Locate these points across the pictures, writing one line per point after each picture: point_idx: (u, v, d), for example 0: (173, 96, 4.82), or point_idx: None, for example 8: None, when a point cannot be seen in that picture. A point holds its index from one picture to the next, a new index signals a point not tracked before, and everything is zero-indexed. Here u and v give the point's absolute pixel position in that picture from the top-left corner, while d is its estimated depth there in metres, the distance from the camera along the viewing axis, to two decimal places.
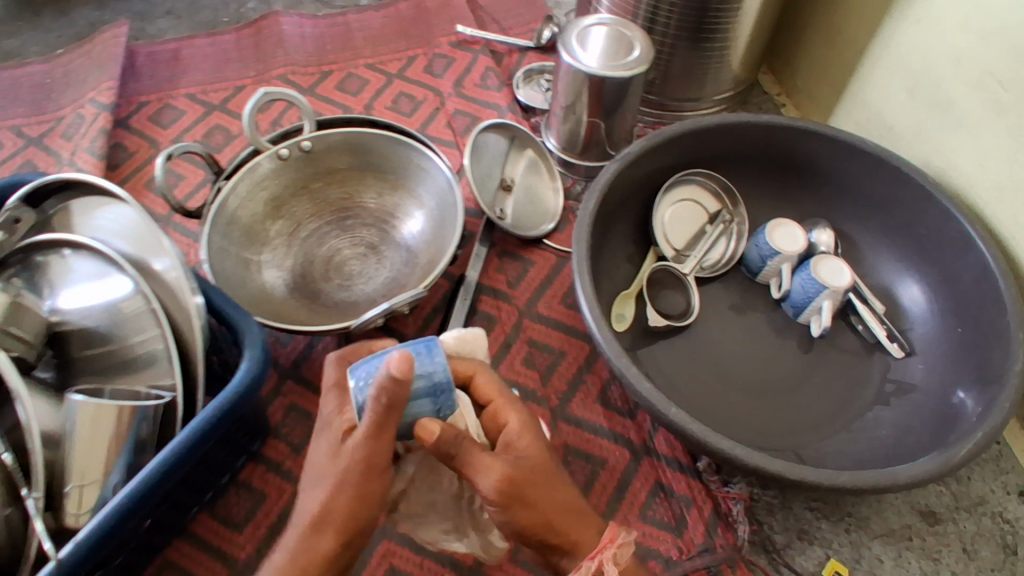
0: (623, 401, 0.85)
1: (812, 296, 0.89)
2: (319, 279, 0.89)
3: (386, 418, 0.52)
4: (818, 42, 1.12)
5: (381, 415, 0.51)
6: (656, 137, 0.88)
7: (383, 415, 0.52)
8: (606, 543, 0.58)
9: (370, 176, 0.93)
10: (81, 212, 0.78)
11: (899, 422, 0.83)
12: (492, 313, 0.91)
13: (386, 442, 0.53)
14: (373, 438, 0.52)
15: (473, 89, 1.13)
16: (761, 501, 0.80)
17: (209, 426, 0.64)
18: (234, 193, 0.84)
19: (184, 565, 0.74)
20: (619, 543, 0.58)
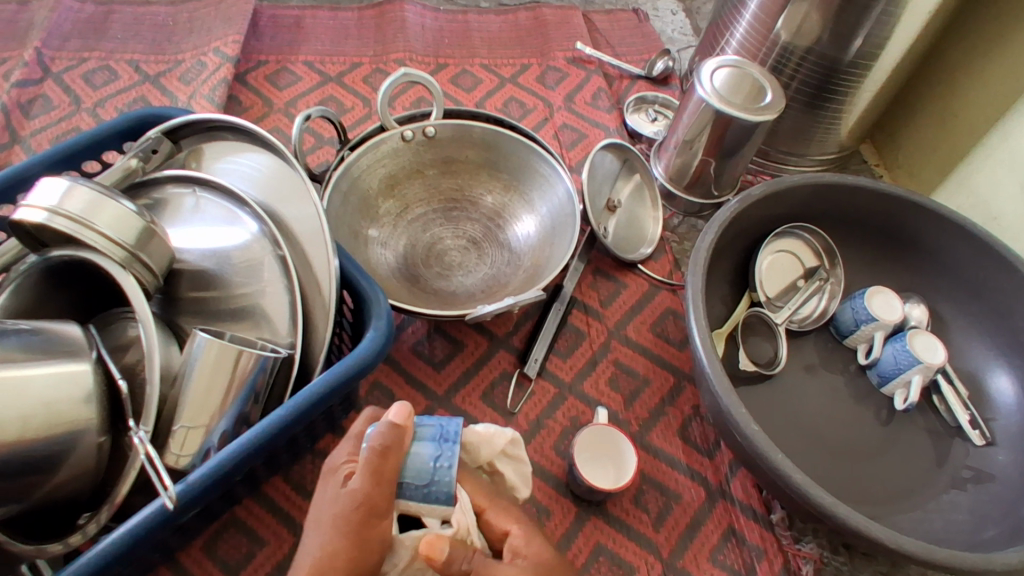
0: (702, 439, 0.85)
1: (903, 368, 0.89)
2: (420, 264, 0.89)
3: (383, 461, 0.52)
4: (929, 123, 1.14)
5: (380, 458, 0.52)
6: (775, 185, 0.90)
7: (383, 461, 0.52)
8: None
9: (485, 173, 0.94)
10: (213, 156, 0.81)
11: (975, 508, 0.82)
12: (581, 327, 0.91)
13: (386, 489, 0.52)
14: (372, 480, 0.52)
15: (583, 106, 1.14)
16: (831, 565, 0.78)
17: (333, 389, 0.63)
18: (356, 165, 0.85)
19: (251, 524, 0.73)
20: None
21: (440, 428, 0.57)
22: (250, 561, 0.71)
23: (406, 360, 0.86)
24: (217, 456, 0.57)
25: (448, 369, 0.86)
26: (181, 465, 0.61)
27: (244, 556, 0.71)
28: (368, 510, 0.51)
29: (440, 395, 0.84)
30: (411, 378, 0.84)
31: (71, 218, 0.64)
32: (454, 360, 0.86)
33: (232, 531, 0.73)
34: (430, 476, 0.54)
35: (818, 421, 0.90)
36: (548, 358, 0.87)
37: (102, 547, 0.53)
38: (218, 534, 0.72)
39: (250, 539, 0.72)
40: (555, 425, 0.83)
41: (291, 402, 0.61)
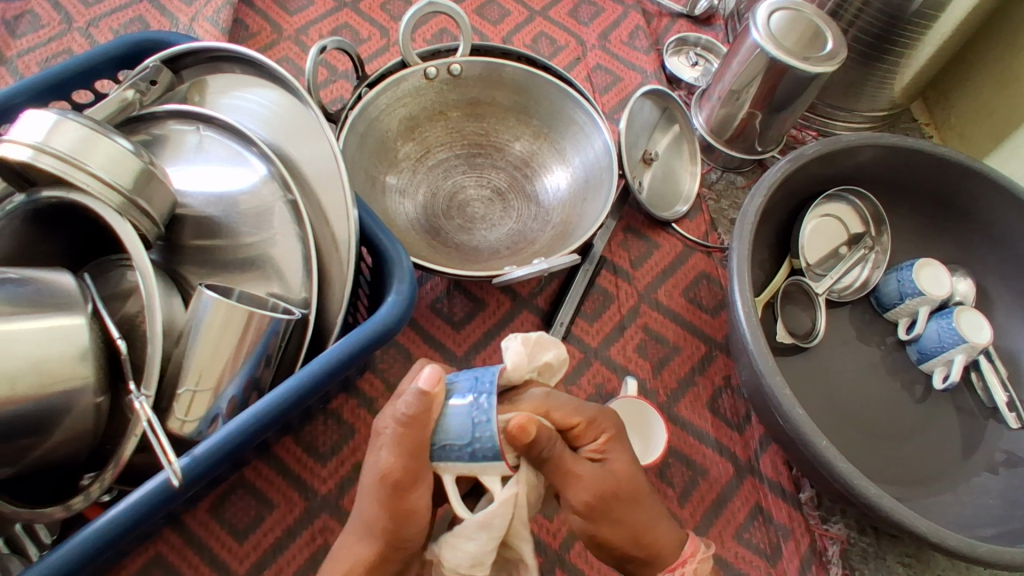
0: (732, 412, 0.81)
1: (946, 347, 0.84)
2: (441, 214, 0.83)
3: (408, 430, 0.48)
4: (988, 80, 1.05)
5: (404, 428, 0.48)
6: (830, 145, 0.83)
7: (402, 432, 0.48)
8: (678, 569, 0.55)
9: (513, 117, 0.86)
10: (217, 89, 0.73)
11: (1008, 494, 0.77)
12: (609, 289, 0.86)
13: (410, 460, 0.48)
14: (394, 452, 0.48)
15: (618, 46, 1.05)
16: (858, 546, 0.75)
17: (350, 357, 0.59)
18: (374, 104, 0.78)
19: (260, 487, 0.71)
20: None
21: (474, 380, 0.51)
22: (259, 525, 0.69)
23: (423, 318, 0.81)
24: (225, 427, 0.54)
25: (467, 330, 0.81)
26: (186, 431, 0.59)
27: (252, 520, 0.69)
28: (391, 484, 0.48)
29: (459, 356, 0.79)
30: (430, 338, 0.80)
31: (58, 157, 0.58)
32: (474, 320, 0.82)
33: (240, 493, 0.70)
34: (471, 433, 0.48)
35: (852, 397, 0.86)
36: (574, 321, 0.82)
37: (106, 519, 0.52)
38: (225, 496, 0.70)
39: (259, 502, 0.70)
40: (580, 392, 0.79)
41: (305, 368, 0.57)
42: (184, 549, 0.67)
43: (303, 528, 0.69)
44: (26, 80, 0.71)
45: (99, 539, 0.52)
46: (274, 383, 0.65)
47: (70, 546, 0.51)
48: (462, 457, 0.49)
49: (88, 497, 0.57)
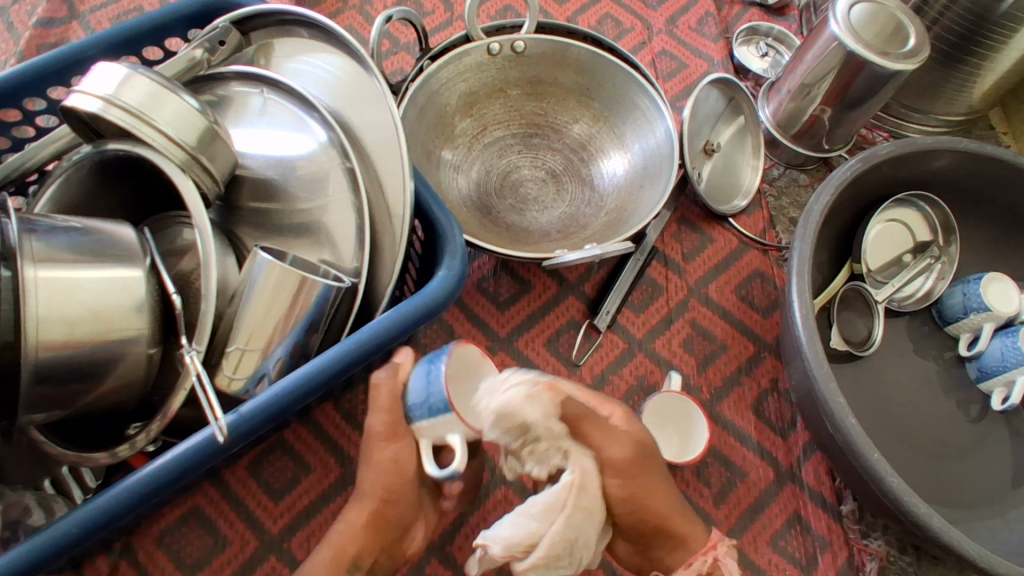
0: (777, 417, 0.78)
1: (1009, 366, 0.80)
2: (493, 193, 0.82)
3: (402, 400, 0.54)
4: None
5: None
6: (905, 147, 0.79)
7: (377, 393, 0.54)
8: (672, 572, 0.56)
9: (574, 99, 0.85)
10: (283, 53, 0.74)
11: None
12: (659, 281, 0.84)
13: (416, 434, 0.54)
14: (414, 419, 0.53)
15: (686, 31, 1.02)
16: (898, 564, 0.73)
17: (398, 330, 0.59)
18: (435, 77, 0.77)
19: (299, 450, 0.71)
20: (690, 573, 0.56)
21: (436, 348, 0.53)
22: (296, 486, 0.70)
23: (469, 296, 0.80)
24: (273, 388, 0.54)
25: (511, 311, 0.80)
26: (233, 389, 0.60)
27: (290, 480, 0.70)
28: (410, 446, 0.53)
29: (501, 336, 0.79)
30: (474, 317, 0.79)
31: (126, 110, 0.60)
32: (519, 302, 0.81)
33: (278, 453, 0.71)
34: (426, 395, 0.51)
35: (905, 411, 0.83)
36: (620, 311, 0.81)
37: (152, 468, 0.53)
38: (264, 455, 0.71)
39: (297, 465, 0.70)
40: (620, 382, 0.78)
41: (353, 337, 0.57)
42: (221, 502, 0.69)
43: (337, 493, 0.70)
44: (99, 33, 0.73)
45: (144, 486, 0.53)
46: (320, 348, 0.66)
47: (118, 491, 0.53)
48: (423, 416, 0.52)
49: (134, 445, 0.59)
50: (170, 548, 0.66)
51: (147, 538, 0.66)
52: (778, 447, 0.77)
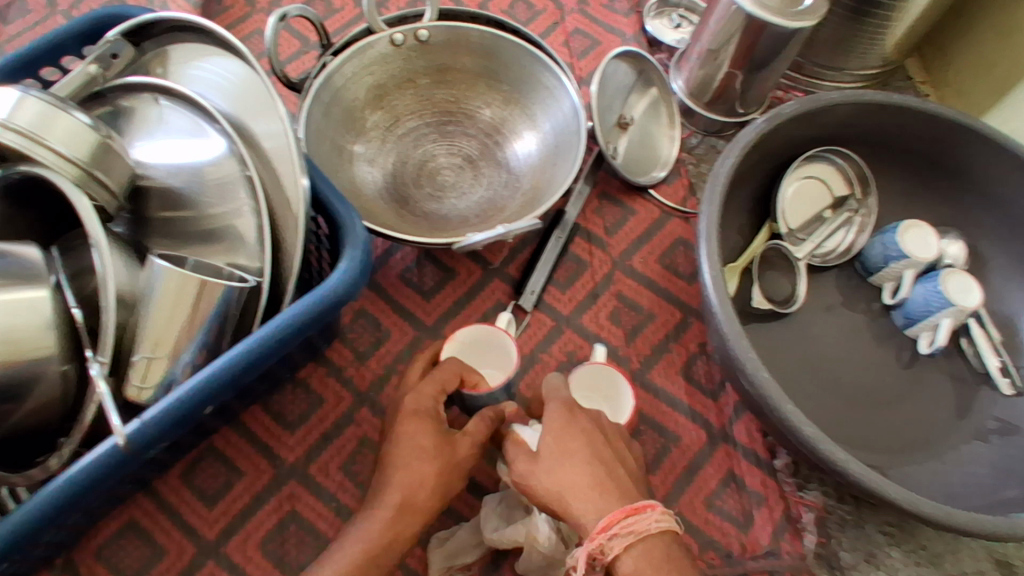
0: (707, 379, 0.79)
1: (933, 310, 0.81)
2: (410, 183, 0.82)
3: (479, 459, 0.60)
4: (987, 35, 0.99)
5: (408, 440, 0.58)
6: (809, 104, 0.80)
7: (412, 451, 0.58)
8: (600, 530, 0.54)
9: (483, 82, 0.85)
10: (179, 60, 0.72)
11: (997, 462, 0.76)
12: (583, 257, 0.84)
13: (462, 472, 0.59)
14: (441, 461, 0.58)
15: (597, 9, 1.03)
16: (835, 514, 0.74)
17: (303, 325, 0.58)
18: (340, 73, 0.76)
19: (228, 455, 0.70)
20: (612, 531, 0.53)
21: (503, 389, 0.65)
22: (228, 492, 0.68)
23: (393, 288, 0.79)
24: (176, 392, 0.53)
25: (437, 299, 0.80)
26: (144, 399, 0.59)
27: (221, 486, 0.68)
28: None
29: (428, 325, 0.78)
30: (399, 307, 0.78)
31: (18, 132, 0.59)
32: (445, 289, 0.80)
33: (209, 460, 0.69)
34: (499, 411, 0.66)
35: (836, 364, 0.84)
36: (545, 289, 0.81)
37: (59, 485, 0.52)
38: (194, 463, 0.69)
39: (228, 469, 0.69)
40: (549, 360, 0.78)
41: (255, 335, 0.56)
42: (156, 513, 0.67)
43: (270, 495, 0.68)
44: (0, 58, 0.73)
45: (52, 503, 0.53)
46: None
47: (26, 511, 0.52)
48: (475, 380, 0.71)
49: (60, 458, 0.58)
50: (109, 561, 0.65)
51: (85, 553, 0.65)
52: (711, 410, 0.77)
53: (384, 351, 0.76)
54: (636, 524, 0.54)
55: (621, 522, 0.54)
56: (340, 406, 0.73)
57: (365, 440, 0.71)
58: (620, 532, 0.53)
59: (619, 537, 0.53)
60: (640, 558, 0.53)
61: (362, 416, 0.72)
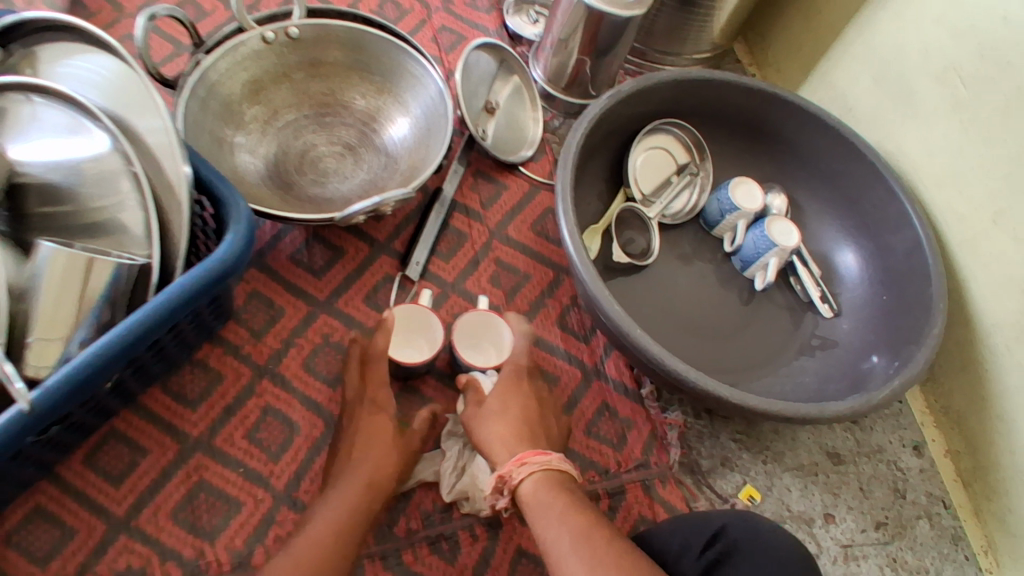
0: (579, 326, 0.90)
1: (761, 252, 0.95)
2: (293, 171, 0.87)
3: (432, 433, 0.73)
4: (793, 19, 1.16)
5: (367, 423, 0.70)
6: (644, 81, 0.92)
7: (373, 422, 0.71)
8: (515, 462, 0.66)
9: (356, 75, 0.91)
10: (49, 59, 0.72)
11: (820, 371, 0.91)
12: (462, 230, 0.92)
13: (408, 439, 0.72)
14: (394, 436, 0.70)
15: (461, 7, 1.12)
16: (693, 428, 0.86)
17: (192, 293, 0.63)
18: (214, 69, 0.80)
19: (131, 435, 0.73)
20: (522, 463, 0.66)
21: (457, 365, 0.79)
22: (134, 469, 0.71)
23: (284, 269, 0.84)
24: (76, 361, 0.57)
25: (328, 276, 0.85)
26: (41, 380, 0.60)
27: (126, 466, 0.71)
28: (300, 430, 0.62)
29: (321, 300, 0.84)
30: (292, 287, 0.83)
31: None
32: (335, 267, 0.86)
33: (112, 442, 0.72)
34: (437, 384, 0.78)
35: (689, 305, 0.96)
36: (429, 261, 0.89)
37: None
38: (98, 447, 0.72)
39: (131, 449, 0.72)
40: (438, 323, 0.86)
41: (147, 306, 0.60)
42: (62, 498, 0.69)
43: (178, 467, 0.72)
44: None
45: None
46: None
47: None
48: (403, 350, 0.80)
49: None
50: (18, 546, 0.66)
51: None
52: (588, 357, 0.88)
53: (280, 327, 0.81)
54: (543, 459, 0.66)
55: (533, 457, 0.66)
56: (240, 381, 0.77)
57: (269, 408, 0.76)
58: (529, 463, 0.66)
59: (529, 466, 0.65)
60: (541, 482, 0.65)
61: (264, 387, 0.77)
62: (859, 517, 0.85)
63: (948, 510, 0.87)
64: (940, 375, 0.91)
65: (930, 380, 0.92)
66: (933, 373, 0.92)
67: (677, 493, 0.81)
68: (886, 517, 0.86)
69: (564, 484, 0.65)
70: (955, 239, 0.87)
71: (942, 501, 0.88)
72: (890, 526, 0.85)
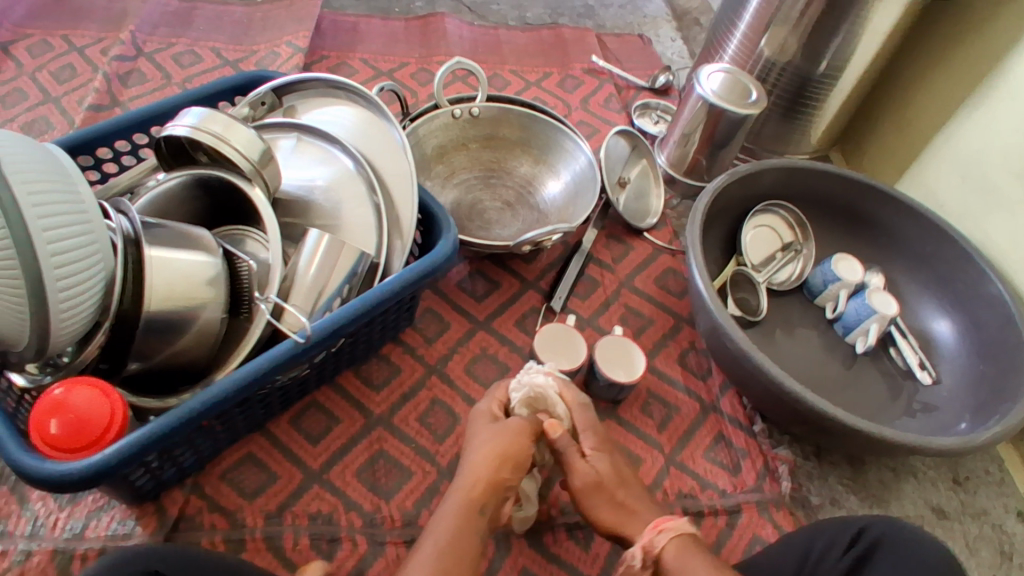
0: (697, 367, 1.02)
1: (863, 318, 1.06)
2: (464, 218, 1.06)
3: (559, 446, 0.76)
4: (888, 129, 1.32)
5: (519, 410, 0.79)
6: (757, 166, 1.10)
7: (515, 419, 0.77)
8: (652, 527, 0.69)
9: (518, 148, 1.12)
10: (307, 111, 0.96)
11: (922, 428, 0.98)
12: (597, 278, 1.08)
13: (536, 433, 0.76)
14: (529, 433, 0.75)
15: (596, 108, 1.35)
16: (803, 468, 0.94)
17: (416, 278, 0.80)
18: (416, 134, 1.03)
19: (328, 406, 0.87)
20: (659, 527, 0.68)
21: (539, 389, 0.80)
22: (328, 434, 0.85)
23: (452, 293, 1.01)
24: (333, 314, 0.73)
25: (487, 302, 1.02)
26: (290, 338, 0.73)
27: (323, 429, 0.85)
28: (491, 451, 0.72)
29: (481, 320, 1.00)
30: (457, 307, 1.00)
31: (212, 136, 0.77)
32: (492, 296, 1.02)
33: (313, 410, 0.87)
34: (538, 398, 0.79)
35: (795, 361, 1.07)
36: (569, 300, 1.04)
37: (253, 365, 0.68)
38: (302, 412, 0.86)
39: (328, 417, 0.86)
40: None
41: (383, 284, 0.78)
42: (270, 448, 0.82)
43: (363, 437, 0.85)
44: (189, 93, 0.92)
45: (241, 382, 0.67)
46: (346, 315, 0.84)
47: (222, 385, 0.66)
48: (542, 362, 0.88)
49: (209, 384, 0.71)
50: (232, 482, 0.79)
51: (212, 476, 0.79)
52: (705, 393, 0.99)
53: (447, 338, 0.97)
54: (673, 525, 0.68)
55: (667, 522, 0.68)
56: (414, 376, 0.92)
57: (437, 400, 0.90)
58: (665, 528, 0.68)
59: (667, 533, 0.67)
60: (678, 548, 0.66)
61: (433, 382, 0.92)
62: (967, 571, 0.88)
63: None
64: None
65: None
66: None
67: (788, 520, 0.89)
68: (994, 575, 0.88)
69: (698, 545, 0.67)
70: None
71: None
72: None
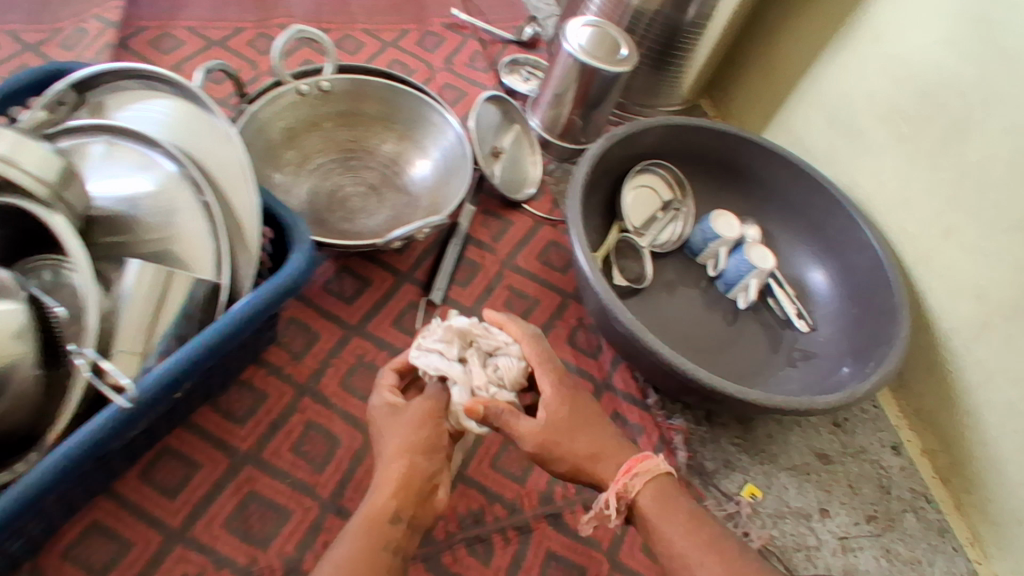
0: (587, 345, 0.99)
1: (743, 274, 1.06)
2: (325, 208, 0.95)
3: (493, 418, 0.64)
4: (755, 74, 1.31)
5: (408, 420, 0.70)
6: (633, 127, 1.06)
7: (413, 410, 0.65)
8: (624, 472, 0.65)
9: (379, 125, 1.02)
10: (118, 107, 0.80)
11: (804, 379, 1.01)
12: (476, 261, 1.02)
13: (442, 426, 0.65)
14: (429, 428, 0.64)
15: (461, 68, 1.25)
16: (697, 434, 0.94)
17: (267, 303, 0.70)
18: (256, 117, 0.89)
19: (185, 451, 0.77)
20: (632, 472, 0.65)
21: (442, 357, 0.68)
22: (188, 483, 0.75)
23: (318, 297, 0.92)
24: (168, 361, 0.62)
25: (359, 302, 0.93)
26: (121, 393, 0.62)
27: (181, 479, 0.75)
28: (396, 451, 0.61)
29: (354, 324, 0.91)
30: (325, 313, 0.91)
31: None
32: (364, 295, 0.94)
33: (166, 458, 0.76)
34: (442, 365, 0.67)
35: (682, 324, 1.06)
36: (449, 289, 0.97)
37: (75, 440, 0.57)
38: (154, 462, 0.75)
39: (186, 464, 0.76)
40: None
41: (225, 315, 0.67)
42: (117, 512, 0.72)
43: (229, 480, 0.76)
44: None
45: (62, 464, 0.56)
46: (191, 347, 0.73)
47: (37, 471, 0.55)
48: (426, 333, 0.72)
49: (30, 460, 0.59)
50: (76, 560, 0.68)
51: (51, 556, 0.68)
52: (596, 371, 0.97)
53: (318, 350, 0.88)
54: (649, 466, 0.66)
55: (639, 465, 0.65)
56: (283, 400, 0.83)
57: (311, 423, 0.82)
58: (638, 473, 0.65)
59: (643, 475, 0.65)
60: (656, 494, 0.65)
61: (305, 404, 0.83)
62: (852, 512, 0.93)
63: (931, 504, 0.95)
64: (910, 382, 1.02)
65: (902, 386, 1.03)
66: (904, 380, 1.03)
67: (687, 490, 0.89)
68: (876, 510, 0.93)
69: (670, 482, 0.66)
70: (910, 257, 1.01)
71: (925, 496, 0.96)
72: (880, 518, 0.93)
